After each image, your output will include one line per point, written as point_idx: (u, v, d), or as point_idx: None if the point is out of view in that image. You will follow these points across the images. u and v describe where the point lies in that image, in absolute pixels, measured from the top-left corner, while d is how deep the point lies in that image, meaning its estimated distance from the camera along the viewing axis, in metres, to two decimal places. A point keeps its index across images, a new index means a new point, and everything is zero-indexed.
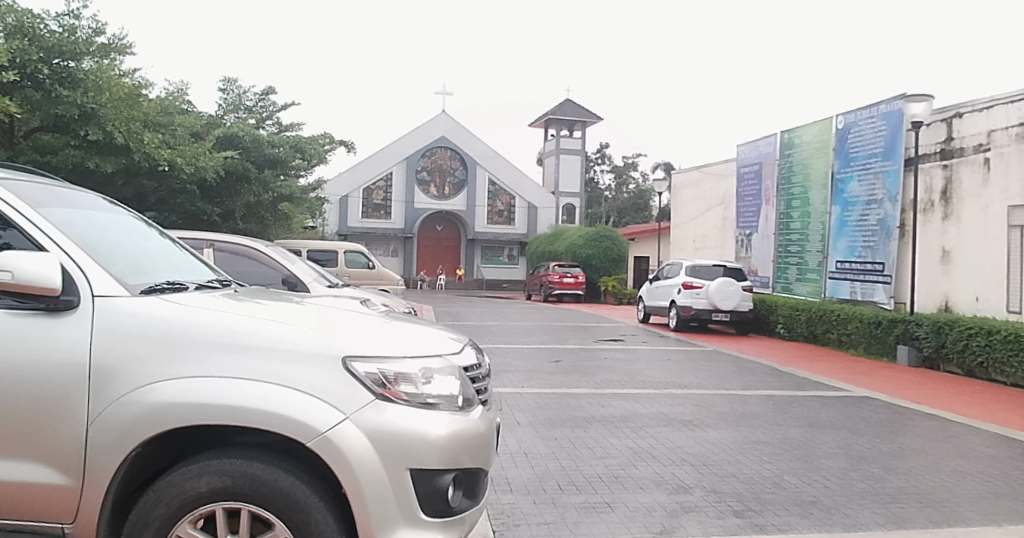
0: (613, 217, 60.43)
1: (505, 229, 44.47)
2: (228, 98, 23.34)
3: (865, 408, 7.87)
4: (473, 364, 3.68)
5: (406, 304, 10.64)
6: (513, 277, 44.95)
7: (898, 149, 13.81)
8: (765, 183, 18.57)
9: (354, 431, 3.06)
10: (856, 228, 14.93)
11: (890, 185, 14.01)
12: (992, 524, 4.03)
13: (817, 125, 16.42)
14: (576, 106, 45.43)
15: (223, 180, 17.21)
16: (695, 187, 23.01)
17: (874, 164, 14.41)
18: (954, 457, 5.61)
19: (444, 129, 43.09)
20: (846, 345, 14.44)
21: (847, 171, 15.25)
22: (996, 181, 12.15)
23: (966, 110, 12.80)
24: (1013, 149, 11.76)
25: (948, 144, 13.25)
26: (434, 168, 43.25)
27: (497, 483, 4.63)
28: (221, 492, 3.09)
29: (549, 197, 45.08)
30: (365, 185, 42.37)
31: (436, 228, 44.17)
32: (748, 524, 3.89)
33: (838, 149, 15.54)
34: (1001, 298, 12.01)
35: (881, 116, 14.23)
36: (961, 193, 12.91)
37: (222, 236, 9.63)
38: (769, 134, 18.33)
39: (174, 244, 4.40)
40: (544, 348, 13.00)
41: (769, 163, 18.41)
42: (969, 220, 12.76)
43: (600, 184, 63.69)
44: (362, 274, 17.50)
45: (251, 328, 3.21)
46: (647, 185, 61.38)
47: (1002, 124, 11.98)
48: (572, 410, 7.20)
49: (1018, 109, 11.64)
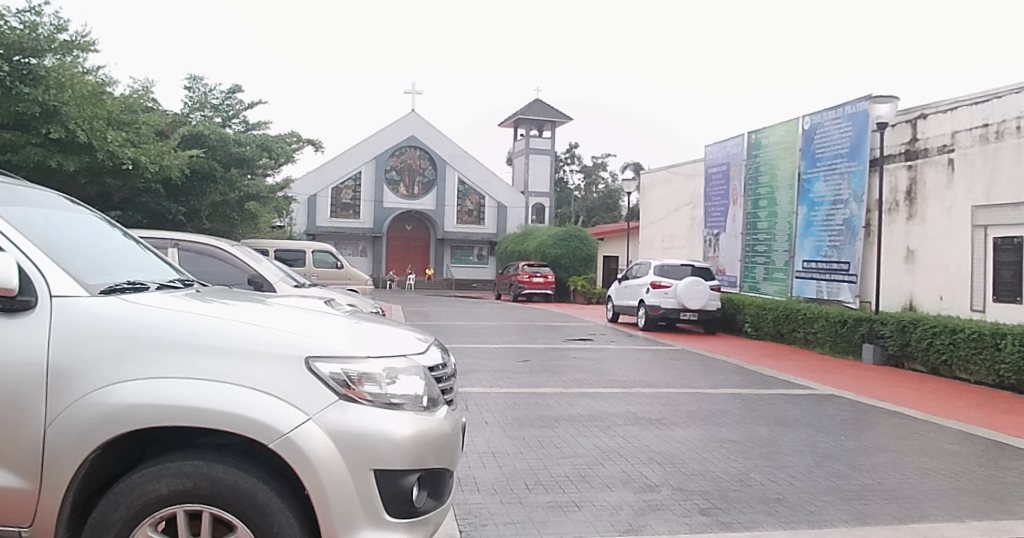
0: (583, 217, 60.46)
1: (474, 229, 44.48)
2: (194, 97, 22.82)
3: (828, 406, 7.94)
4: (438, 364, 3.68)
5: (374, 305, 10.54)
6: (483, 277, 44.94)
7: (863, 149, 13.95)
8: (732, 183, 18.70)
9: (318, 432, 3.03)
10: (822, 227, 15.08)
11: (855, 185, 14.18)
12: (955, 521, 4.07)
13: (783, 126, 16.58)
14: (547, 106, 45.53)
15: (188, 179, 16.99)
16: (664, 187, 23.15)
17: (839, 164, 14.57)
18: (919, 454, 5.66)
19: (412, 128, 42.98)
20: (812, 344, 14.57)
21: (814, 171, 15.40)
22: (959, 181, 12.33)
23: (930, 111, 12.97)
24: (977, 150, 11.95)
25: (912, 145, 13.43)
26: (403, 167, 43.14)
27: (464, 483, 4.61)
28: (182, 495, 3.06)
29: (517, 196, 45.07)
30: (334, 185, 42.13)
31: (406, 228, 44.07)
32: (714, 522, 3.90)
33: (805, 149, 15.69)
34: (964, 297, 12.18)
35: (847, 117, 14.38)
36: (925, 193, 13.08)
37: (185, 235, 9.46)
38: (737, 134, 18.46)
39: (138, 245, 4.33)
40: (514, 348, 12.96)
41: (737, 163, 18.54)
42: (933, 220, 12.94)
43: (569, 184, 63.78)
44: (330, 274, 17.37)
45: (213, 328, 3.19)
46: (616, 185, 61.56)
47: (967, 125, 12.17)
48: (540, 410, 7.19)
49: (981, 110, 11.84)
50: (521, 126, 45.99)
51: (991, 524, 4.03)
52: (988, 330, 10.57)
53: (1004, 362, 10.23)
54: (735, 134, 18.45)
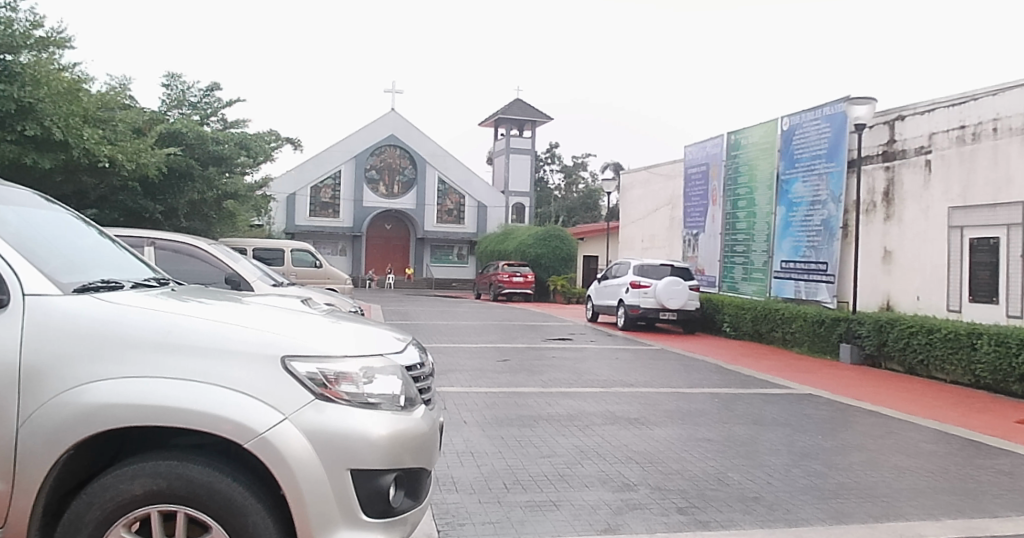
0: (563, 216, 60.59)
1: (455, 229, 44.45)
2: (172, 95, 22.54)
3: (805, 406, 7.99)
4: (415, 364, 3.67)
5: (352, 304, 10.48)
6: (463, 277, 44.93)
7: (841, 150, 14.05)
8: (711, 184, 18.79)
9: (293, 432, 3.02)
10: (801, 227, 15.17)
11: (833, 186, 14.26)
12: (930, 519, 4.10)
13: (762, 127, 16.67)
14: (527, 106, 45.54)
15: (165, 177, 16.85)
16: (644, 187, 23.22)
17: (818, 165, 14.66)
18: (895, 453, 5.71)
19: (392, 127, 42.89)
20: (791, 344, 14.66)
21: (792, 172, 15.49)
22: (935, 183, 12.44)
23: (908, 113, 13.07)
24: (954, 151, 12.06)
25: (890, 147, 13.53)
26: (383, 166, 43.04)
27: (442, 482, 4.59)
28: (156, 495, 3.03)
29: (498, 196, 45.09)
30: (314, 184, 41.95)
31: (385, 227, 44.00)
32: (692, 521, 3.91)
33: (783, 150, 15.78)
34: (940, 297, 12.30)
35: (825, 119, 14.47)
36: (903, 195, 13.19)
37: (163, 234, 9.38)
38: (716, 135, 18.54)
39: (112, 243, 4.29)
40: (491, 347, 12.94)
41: (716, 163, 18.62)
42: (910, 221, 13.05)
43: (549, 184, 63.78)
44: (308, 273, 17.28)
45: (188, 328, 3.16)
46: (597, 185, 61.62)
47: (944, 127, 12.27)
48: (518, 410, 7.17)
49: (958, 112, 11.96)
50: (501, 126, 45.96)
51: (966, 523, 4.07)
52: (963, 329, 10.66)
53: (980, 362, 10.33)
54: (714, 135, 18.53)
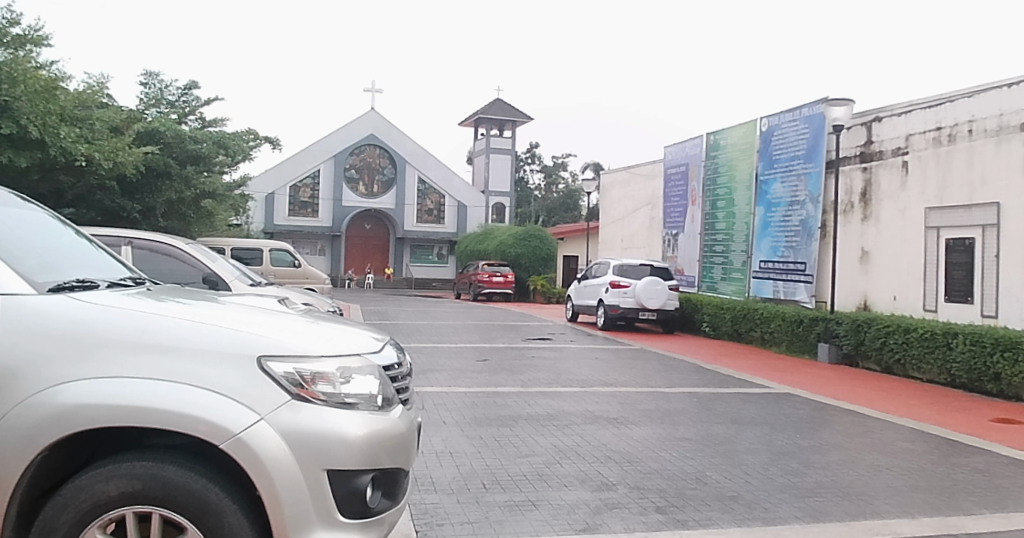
0: (543, 216, 60.52)
1: (435, 228, 44.44)
2: (150, 92, 22.32)
3: (784, 405, 8.02)
4: (393, 364, 3.66)
5: (331, 304, 10.41)
6: (443, 277, 44.95)
7: (819, 151, 14.14)
8: (691, 184, 18.87)
9: (270, 432, 3.00)
10: (779, 228, 15.26)
11: (811, 186, 14.34)
12: (906, 516, 4.14)
13: (741, 128, 16.76)
14: (507, 106, 45.53)
15: (143, 175, 16.75)
16: (624, 187, 23.29)
17: (796, 166, 14.75)
18: (872, 451, 5.75)
19: (372, 126, 42.77)
20: (769, 343, 14.75)
21: (770, 173, 15.59)
22: (912, 184, 12.54)
23: (885, 114, 13.18)
24: (930, 153, 12.16)
25: (868, 148, 13.65)
26: (363, 165, 42.95)
27: (420, 483, 4.57)
28: (132, 496, 3.00)
29: (477, 196, 45.12)
30: (292, 182, 41.79)
31: (365, 226, 43.94)
32: (670, 520, 3.93)
33: (762, 151, 15.87)
34: (917, 297, 12.40)
35: (803, 120, 14.56)
36: (880, 195, 13.30)
37: (140, 233, 9.30)
38: (696, 135, 18.62)
39: (90, 243, 4.25)
40: (470, 347, 12.92)
41: (695, 164, 18.71)
42: (887, 221, 13.16)
43: (530, 184, 63.73)
44: (287, 272, 17.23)
45: (163, 328, 3.14)
46: (577, 185, 61.68)
47: (920, 128, 12.39)
48: (498, 410, 7.16)
49: (935, 114, 12.06)
50: (481, 126, 45.92)
51: (941, 520, 4.11)
52: (940, 329, 10.75)
53: (956, 361, 10.42)
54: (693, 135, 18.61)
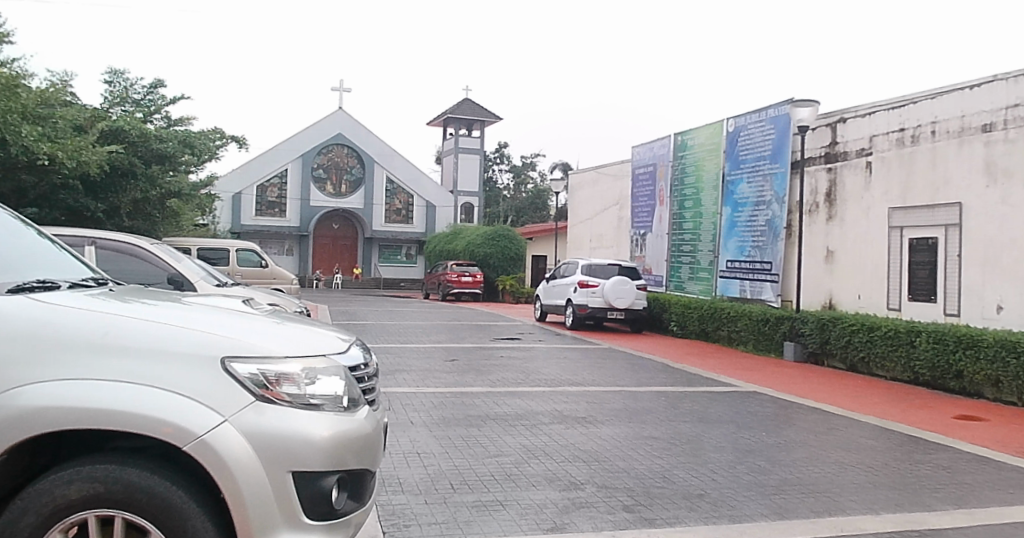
0: (511, 216, 60.57)
1: (403, 228, 44.33)
2: (114, 91, 21.76)
3: (751, 403, 8.09)
4: (359, 364, 3.67)
5: (298, 304, 10.34)
6: (412, 276, 44.90)
7: (785, 152, 14.28)
8: (659, 184, 18.98)
9: (234, 434, 2.97)
10: (745, 228, 15.39)
11: (777, 186, 14.48)
12: (871, 513, 4.19)
13: (707, 128, 16.89)
14: (476, 106, 45.43)
15: (106, 174, 16.53)
16: (592, 187, 23.39)
17: (762, 166, 14.88)
18: (837, 449, 5.82)
19: (339, 126, 42.58)
20: (736, 342, 14.88)
21: (736, 173, 15.73)
22: (875, 184, 12.71)
23: (849, 115, 13.34)
24: (894, 153, 12.32)
25: (833, 148, 13.80)
26: (330, 165, 42.72)
27: (388, 483, 4.56)
28: (94, 499, 2.96)
29: (446, 196, 45.10)
30: (260, 182, 41.52)
31: (333, 226, 43.75)
32: (638, 519, 3.95)
33: (728, 151, 16.01)
34: (881, 296, 12.57)
35: (769, 120, 14.70)
36: (844, 195, 13.46)
37: (105, 233, 9.20)
38: (663, 135, 18.71)
39: (52, 244, 4.19)
40: (437, 347, 12.89)
41: (663, 164, 18.80)
42: (851, 221, 13.32)
43: (498, 184, 63.55)
44: (254, 273, 17.15)
45: (126, 329, 3.10)
46: (545, 185, 61.70)
47: (884, 129, 12.56)
48: (466, 410, 7.16)
49: (898, 115, 12.24)
50: (450, 126, 45.81)
51: (905, 516, 4.16)
52: (903, 327, 10.90)
53: (919, 358, 10.57)
54: (661, 135, 18.70)
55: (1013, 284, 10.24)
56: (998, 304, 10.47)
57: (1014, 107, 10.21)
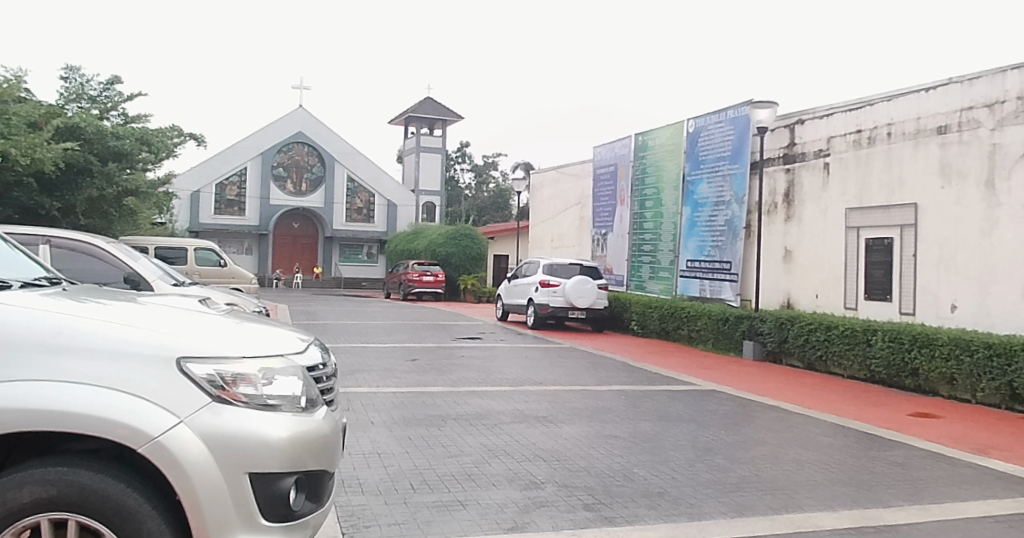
0: (473, 216, 60.51)
1: (364, 227, 44.11)
2: (70, 87, 21.01)
3: (709, 402, 8.17)
4: (317, 364, 3.66)
5: (257, 304, 10.27)
6: (372, 276, 44.75)
7: (744, 153, 14.42)
8: (619, 184, 19.09)
9: (189, 435, 2.94)
10: (705, 228, 15.50)
11: (736, 186, 14.60)
12: (828, 510, 4.26)
13: (668, 129, 17.00)
14: (438, 105, 45.32)
15: (63, 172, 16.31)
16: (553, 187, 23.48)
17: (721, 167, 15.01)
18: (794, 446, 5.90)
19: (299, 124, 42.28)
20: (696, 341, 15.00)
21: (696, 173, 15.86)
22: (833, 185, 12.88)
23: (807, 117, 13.52)
24: (851, 155, 12.51)
25: (791, 149, 13.98)
26: (290, 164, 42.44)
27: (348, 484, 4.54)
28: (46, 503, 2.89)
29: (406, 195, 44.76)
30: (219, 181, 41.20)
31: (293, 225, 43.44)
32: (598, 517, 3.98)
33: (688, 152, 16.14)
34: (837, 296, 12.74)
35: (729, 121, 14.83)
36: (802, 196, 13.64)
37: (61, 231, 9.06)
38: (624, 135, 18.82)
39: (3, 243, 4.11)
40: (399, 347, 12.85)
41: (623, 164, 18.91)
42: (809, 221, 13.49)
43: (460, 184, 63.21)
44: (213, 272, 17.02)
45: (80, 328, 3.04)
46: (507, 185, 61.52)
47: (841, 131, 12.76)
48: (427, 410, 7.16)
49: (855, 117, 12.44)
50: (411, 125, 45.64)
51: (861, 513, 4.24)
52: (860, 326, 11.08)
53: (875, 356, 10.75)
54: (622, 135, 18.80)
55: (966, 283, 10.46)
56: (952, 303, 10.67)
57: (968, 110, 10.43)
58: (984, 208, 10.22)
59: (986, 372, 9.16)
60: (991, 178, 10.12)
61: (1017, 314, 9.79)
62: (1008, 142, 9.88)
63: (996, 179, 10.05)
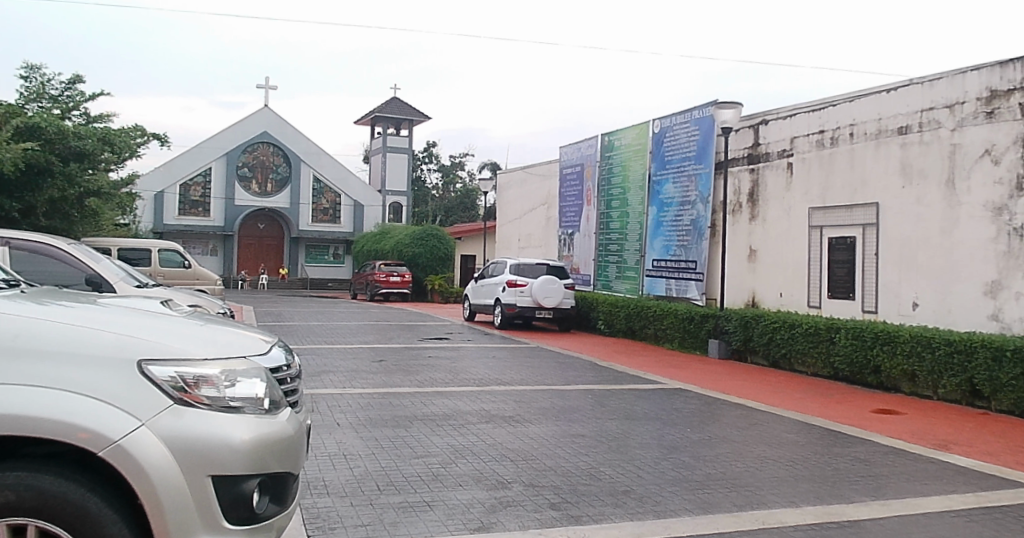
0: (440, 216, 60.38)
1: (331, 228, 43.87)
2: (31, 87, 20.69)
3: (675, 400, 8.23)
4: (280, 366, 3.65)
5: (220, 305, 10.21)
6: (340, 277, 44.57)
7: (709, 153, 14.53)
8: (586, 184, 19.16)
9: (152, 438, 2.91)
10: (671, 227, 15.61)
11: (701, 186, 14.71)
12: (793, 506, 4.32)
13: (634, 129, 17.08)
14: (405, 105, 45.17)
15: (22, 173, 16.07)
16: (520, 187, 23.52)
17: (687, 168, 15.12)
18: (760, 444, 5.96)
19: (264, 124, 41.94)
20: (662, 340, 15.08)
21: (662, 174, 15.96)
22: (796, 185, 13.03)
23: (771, 117, 13.67)
24: (814, 155, 12.65)
25: (755, 149, 14.11)
26: (256, 164, 42.23)
27: (313, 485, 4.53)
28: (5, 508, 2.82)
29: (374, 196, 44.66)
30: (183, 181, 40.79)
31: (259, 226, 43.11)
32: (564, 516, 4.00)
33: (654, 152, 16.23)
34: (802, 294, 12.89)
35: (693, 122, 14.94)
36: (766, 196, 13.78)
37: (19, 232, 8.89)
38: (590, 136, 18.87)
39: None
40: (365, 348, 12.80)
41: (590, 164, 18.99)
42: (773, 220, 13.63)
43: (427, 184, 62.98)
44: (178, 274, 16.89)
45: (39, 331, 2.99)
46: (474, 185, 61.54)
47: (804, 131, 12.90)
48: (393, 410, 7.15)
49: (818, 117, 12.59)
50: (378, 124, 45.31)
51: (826, 508, 4.30)
52: (824, 324, 11.21)
53: (839, 354, 10.90)
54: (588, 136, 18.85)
55: (927, 282, 10.63)
56: (913, 301, 10.84)
57: (929, 111, 10.59)
58: (945, 206, 10.38)
59: (947, 369, 9.31)
60: (950, 178, 10.29)
61: (976, 312, 9.96)
62: (968, 143, 10.05)
63: (956, 179, 10.21)
